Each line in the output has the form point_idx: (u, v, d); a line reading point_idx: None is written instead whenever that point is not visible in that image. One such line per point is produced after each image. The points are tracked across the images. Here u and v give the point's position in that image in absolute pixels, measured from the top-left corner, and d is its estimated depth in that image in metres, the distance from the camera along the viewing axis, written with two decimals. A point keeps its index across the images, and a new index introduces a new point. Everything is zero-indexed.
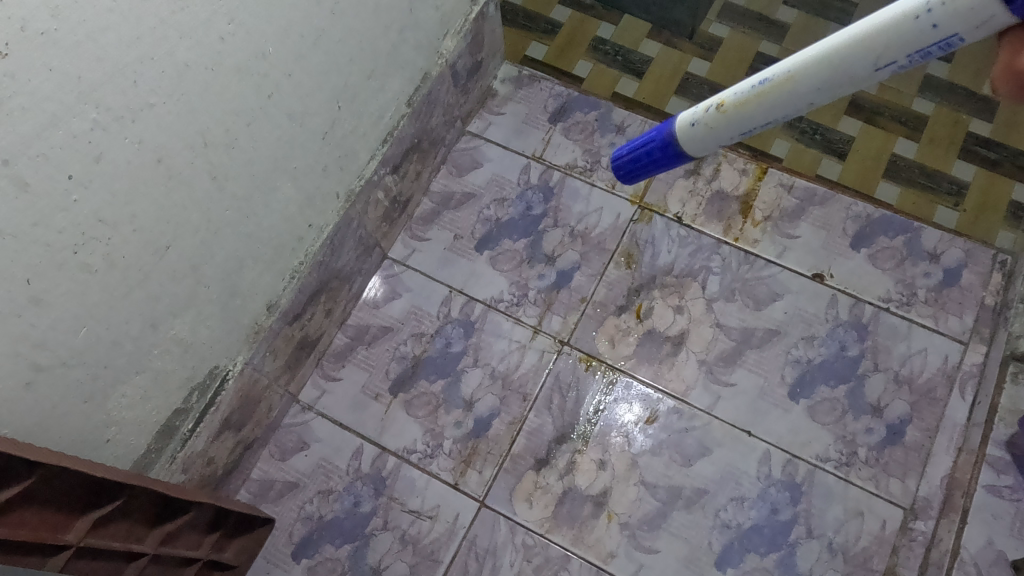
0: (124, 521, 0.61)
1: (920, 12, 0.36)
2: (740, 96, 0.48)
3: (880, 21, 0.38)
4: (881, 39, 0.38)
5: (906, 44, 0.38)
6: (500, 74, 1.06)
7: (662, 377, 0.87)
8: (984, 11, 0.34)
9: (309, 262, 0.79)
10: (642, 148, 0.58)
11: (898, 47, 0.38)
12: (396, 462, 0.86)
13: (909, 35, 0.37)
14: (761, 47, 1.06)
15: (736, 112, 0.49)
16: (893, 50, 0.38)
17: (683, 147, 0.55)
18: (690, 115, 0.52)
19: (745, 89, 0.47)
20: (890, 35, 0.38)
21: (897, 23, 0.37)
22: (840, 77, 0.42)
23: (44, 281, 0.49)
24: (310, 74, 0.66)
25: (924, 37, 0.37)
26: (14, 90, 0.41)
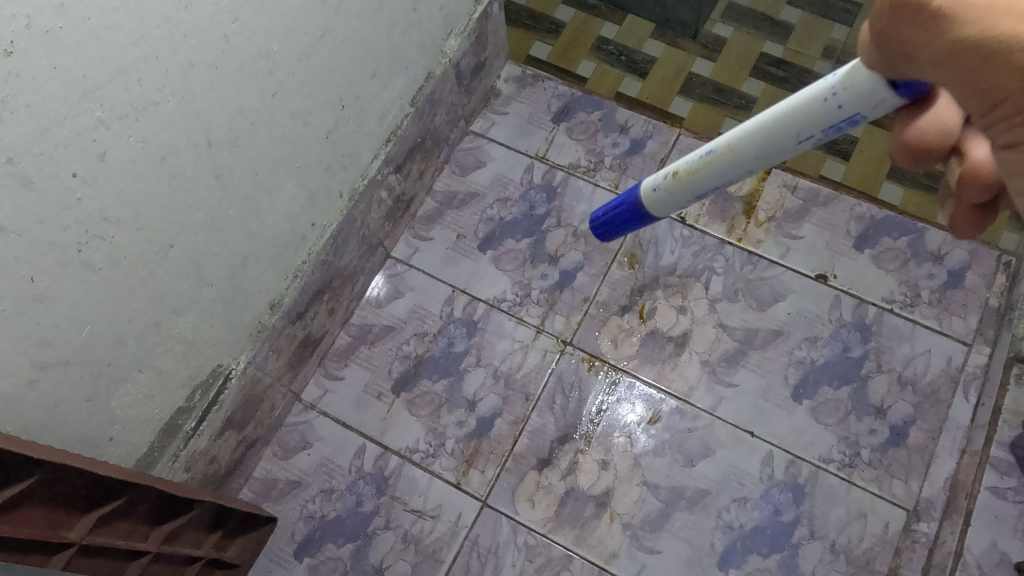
0: (127, 519, 0.61)
1: (828, 93, 0.37)
2: (691, 165, 0.50)
3: (797, 100, 0.40)
4: (798, 116, 0.40)
5: (817, 121, 0.39)
6: (503, 73, 1.06)
7: (665, 378, 0.87)
8: (878, 93, 0.35)
9: (313, 261, 0.79)
10: (616, 210, 0.60)
11: (812, 124, 0.39)
12: (398, 461, 0.86)
13: (820, 114, 0.38)
14: (765, 47, 1.06)
15: (688, 179, 0.50)
16: (809, 126, 0.39)
17: (651, 209, 0.57)
18: (654, 181, 0.54)
19: (696, 158, 0.49)
20: (807, 112, 0.39)
21: (809, 103, 0.39)
22: (770, 150, 0.43)
23: (49, 278, 0.49)
24: (314, 73, 0.66)
25: (832, 117, 0.38)
26: (18, 87, 0.41)
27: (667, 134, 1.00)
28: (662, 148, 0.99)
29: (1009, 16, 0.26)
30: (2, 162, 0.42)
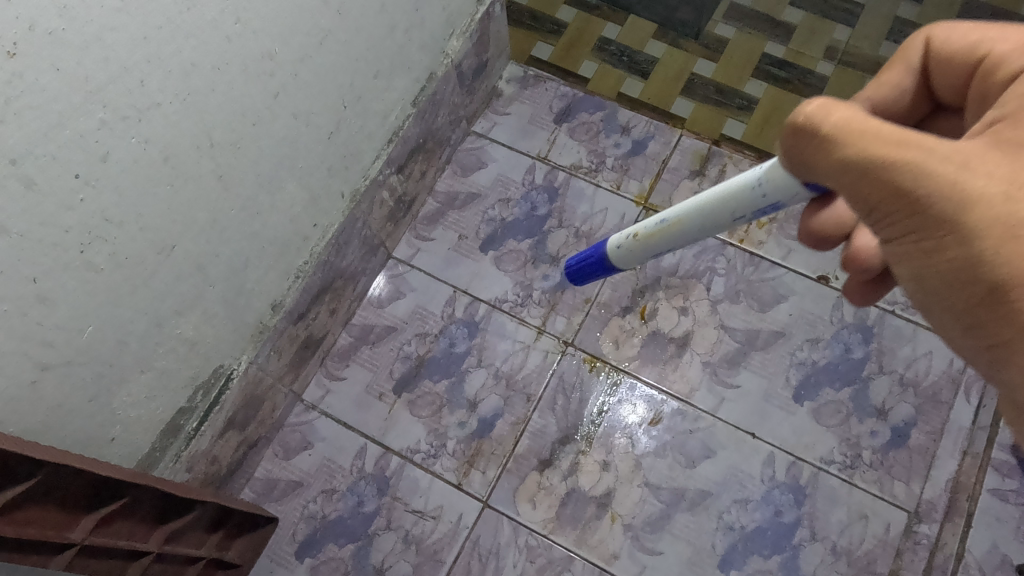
0: (128, 520, 0.61)
1: (755, 183, 0.46)
2: (651, 228, 0.58)
3: (730, 186, 0.49)
4: (733, 199, 0.48)
5: (748, 205, 0.48)
6: (505, 74, 1.06)
7: (666, 379, 0.87)
8: (793, 189, 0.44)
9: (314, 261, 0.79)
10: (587, 261, 0.69)
11: (744, 206, 0.48)
12: (399, 462, 0.86)
13: (749, 200, 0.47)
14: (767, 48, 1.06)
15: (649, 239, 0.58)
16: (741, 208, 0.49)
17: (619, 262, 0.65)
18: (621, 237, 0.62)
19: (656, 222, 0.57)
20: (738, 197, 0.48)
21: (741, 190, 0.48)
22: (713, 224, 0.52)
23: (52, 279, 0.49)
24: (316, 74, 0.66)
25: (759, 203, 0.47)
26: (21, 89, 0.41)
27: (669, 134, 1.00)
28: (665, 148, 0.99)
29: (867, 137, 0.36)
30: (5, 163, 0.42)
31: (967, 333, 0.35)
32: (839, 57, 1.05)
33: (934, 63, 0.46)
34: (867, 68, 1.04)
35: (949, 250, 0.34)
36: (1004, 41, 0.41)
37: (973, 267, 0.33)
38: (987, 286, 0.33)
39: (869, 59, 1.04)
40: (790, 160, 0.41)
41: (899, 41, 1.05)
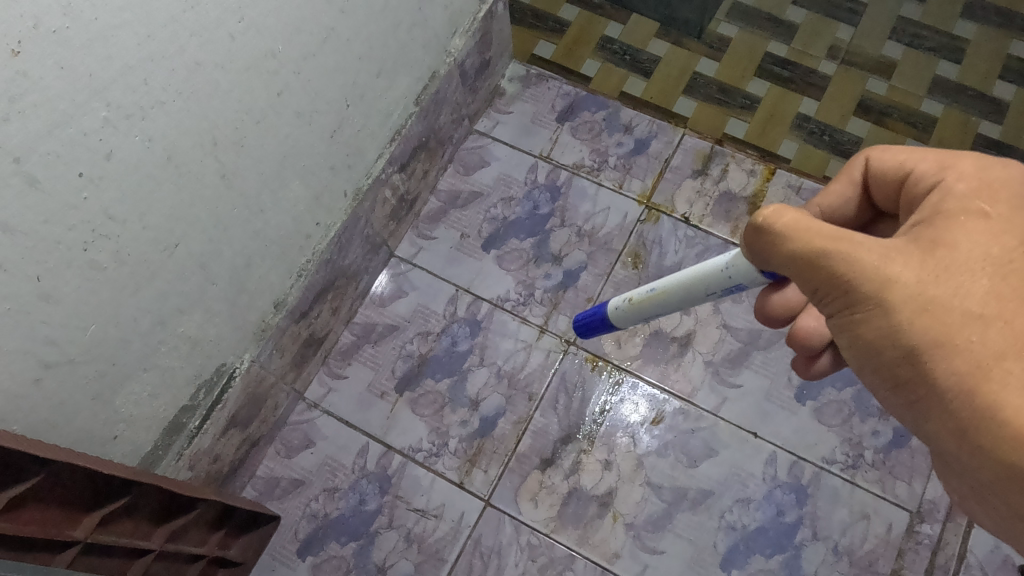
0: (131, 518, 0.61)
1: (724, 267, 0.53)
2: (638, 298, 0.64)
3: (703, 268, 0.55)
4: (705, 279, 0.54)
5: (717, 285, 0.54)
6: (508, 72, 1.06)
7: (668, 378, 0.87)
8: (754, 273, 0.50)
9: (316, 260, 0.79)
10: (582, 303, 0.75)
11: (714, 286, 0.54)
12: (401, 461, 0.86)
13: (718, 280, 0.53)
14: (770, 47, 1.06)
15: (637, 307, 0.64)
16: (712, 287, 0.54)
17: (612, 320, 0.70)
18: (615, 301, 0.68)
19: (642, 293, 0.63)
20: (709, 277, 0.54)
21: (712, 271, 0.54)
22: (690, 299, 0.58)
23: (55, 277, 0.49)
24: (319, 72, 0.66)
25: (727, 283, 0.53)
26: (25, 87, 0.41)
27: (671, 133, 1.00)
28: (667, 147, 0.99)
29: (812, 232, 0.42)
30: (9, 161, 0.42)
31: (893, 392, 0.42)
32: (842, 56, 1.05)
33: (872, 179, 0.50)
34: (870, 67, 1.04)
35: (876, 325, 0.40)
36: (924, 161, 0.45)
37: (895, 340, 0.40)
38: (907, 354, 0.39)
39: (871, 59, 1.04)
40: (747, 251, 0.47)
41: (902, 40, 1.05)
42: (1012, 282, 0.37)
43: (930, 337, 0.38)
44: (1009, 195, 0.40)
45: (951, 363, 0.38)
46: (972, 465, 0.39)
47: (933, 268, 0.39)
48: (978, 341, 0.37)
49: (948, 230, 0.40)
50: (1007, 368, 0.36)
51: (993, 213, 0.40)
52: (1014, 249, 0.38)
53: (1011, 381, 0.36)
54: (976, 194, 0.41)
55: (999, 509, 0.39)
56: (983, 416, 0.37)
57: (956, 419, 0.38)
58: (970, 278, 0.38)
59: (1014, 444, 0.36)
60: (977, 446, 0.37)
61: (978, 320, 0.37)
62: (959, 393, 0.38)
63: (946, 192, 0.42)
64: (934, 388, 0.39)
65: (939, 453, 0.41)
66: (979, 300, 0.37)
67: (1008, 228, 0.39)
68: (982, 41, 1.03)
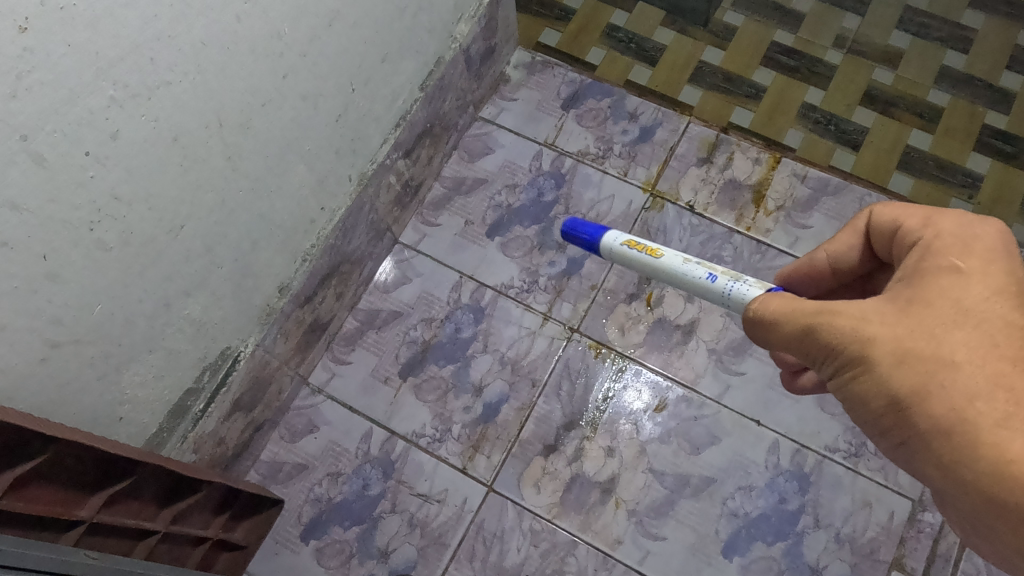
0: (136, 500, 0.61)
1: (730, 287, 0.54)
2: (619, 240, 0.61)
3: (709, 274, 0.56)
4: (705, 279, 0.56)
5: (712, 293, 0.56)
6: (513, 60, 1.06)
7: (671, 365, 0.87)
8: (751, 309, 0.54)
9: (321, 245, 0.79)
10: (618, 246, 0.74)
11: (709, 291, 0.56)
12: (405, 446, 0.86)
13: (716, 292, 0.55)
14: (776, 36, 1.06)
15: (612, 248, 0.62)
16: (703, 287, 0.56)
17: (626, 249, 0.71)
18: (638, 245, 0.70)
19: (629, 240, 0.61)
20: (710, 287, 0.56)
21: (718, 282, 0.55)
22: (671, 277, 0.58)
23: (62, 256, 0.49)
24: (325, 56, 0.65)
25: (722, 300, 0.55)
26: (32, 64, 0.42)
27: (677, 121, 1.00)
28: (673, 135, 0.99)
29: (799, 309, 0.45)
30: (15, 139, 0.43)
31: (889, 442, 0.42)
32: (849, 45, 1.04)
33: (870, 231, 0.50)
34: (877, 56, 1.03)
35: (861, 381, 0.41)
36: (910, 216, 0.45)
37: (879, 392, 0.40)
38: (891, 404, 0.40)
39: (878, 48, 1.04)
40: (754, 332, 0.50)
41: (909, 30, 1.04)
42: (984, 328, 0.37)
43: (908, 386, 0.39)
44: (985, 247, 0.40)
45: (928, 409, 0.38)
46: (966, 507, 0.38)
47: (907, 322, 0.40)
48: (950, 385, 0.37)
49: (924, 286, 0.41)
50: (978, 407, 0.36)
51: (968, 265, 0.40)
52: (986, 298, 0.38)
53: (985, 420, 0.36)
54: (954, 246, 0.41)
55: (1002, 550, 0.38)
56: (962, 456, 0.37)
57: (941, 462, 0.38)
58: (942, 327, 0.38)
59: (993, 480, 0.35)
60: (961, 487, 0.37)
61: (951, 365, 0.37)
62: (939, 436, 0.38)
63: (924, 248, 0.42)
64: (917, 435, 0.39)
65: (941, 500, 0.41)
66: (952, 347, 0.38)
67: (981, 279, 0.39)
68: (991, 31, 1.02)
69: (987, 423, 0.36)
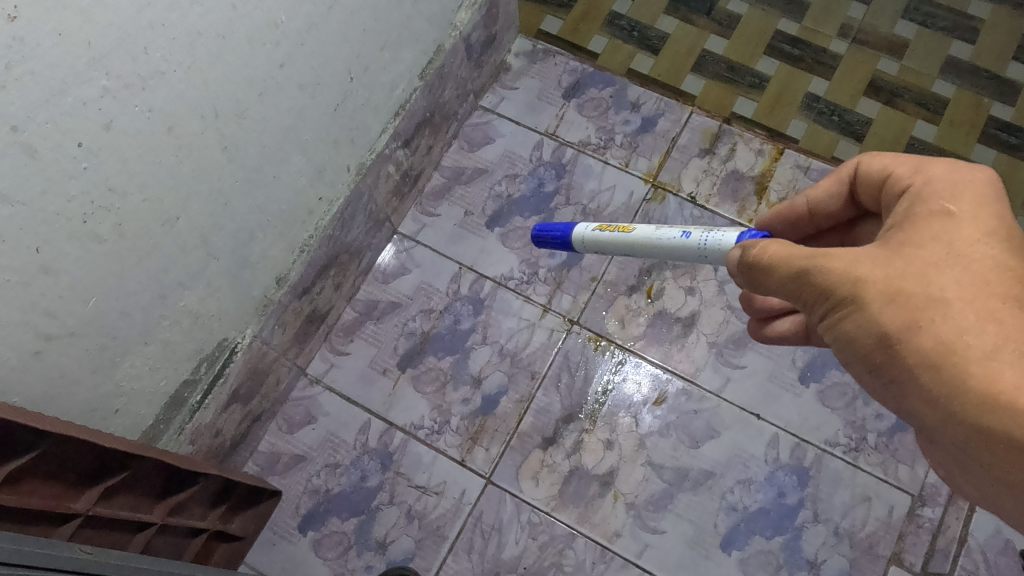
0: (132, 492, 0.61)
1: (701, 241, 0.54)
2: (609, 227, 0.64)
3: (683, 234, 0.56)
4: (679, 239, 0.56)
5: (688, 250, 0.56)
6: (514, 48, 1.05)
7: (671, 358, 0.86)
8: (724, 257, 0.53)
9: (319, 235, 0.78)
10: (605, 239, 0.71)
11: (686, 249, 0.56)
12: (403, 438, 0.86)
13: (691, 247, 0.55)
14: (780, 25, 1.04)
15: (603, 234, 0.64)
16: (681, 248, 0.56)
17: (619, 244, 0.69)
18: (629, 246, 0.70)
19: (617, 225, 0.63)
20: (686, 246, 0.56)
21: (690, 238, 0.55)
22: (654, 250, 0.59)
23: (53, 249, 0.48)
24: (323, 45, 0.65)
25: (699, 253, 0.55)
26: (23, 53, 0.41)
27: (679, 112, 0.99)
28: (675, 126, 0.98)
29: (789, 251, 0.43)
30: (7, 129, 0.42)
31: (876, 379, 0.41)
32: (854, 35, 1.03)
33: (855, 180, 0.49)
34: (882, 46, 1.02)
35: (851, 320, 0.40)
36: (900, 165, 0.44)
37: (869, 330, 0.39)
38: (880, 340, 0.39)
39: (883, 38, 1.02)
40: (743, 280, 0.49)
41: (915, 19, 1.03)
42: (974, 267, 0.36)
43: (898, 323, 0.38)
44: (976, 192, 0.39)
45: (917, 345, 0.37)
46: (954, 439, 0.37)
47: (899, 262, 0.38)
48: (940, 321, 0.36)
49: (915, 230, 0.39)
50: (968, 340, 0.35)
51: (959, 209, 0.39)
52: (977, 240, 0.37)
53: (974, 353, 0.35)
54: (945, 191, 0.40)
55: (988, 482, 0.38)
56: (951, 389, 0.36)
57: (930, 396, 0.37)
58: (933, 268, 0.37)
59: (982, 411, 0.34)
60: (951, 420, 0.36)
61: (941, 302, 0.36)
62: (927, 370, 0.37)
63: (915, 194, 0.41)
64: (906, 371, 0.38)
65: (930, 436, 0.40)
66: (943, 286, 0.36)
67: (972, 221, 0.38)
68: (998, 22, 1.01)
69: (975, 354, 0.35)
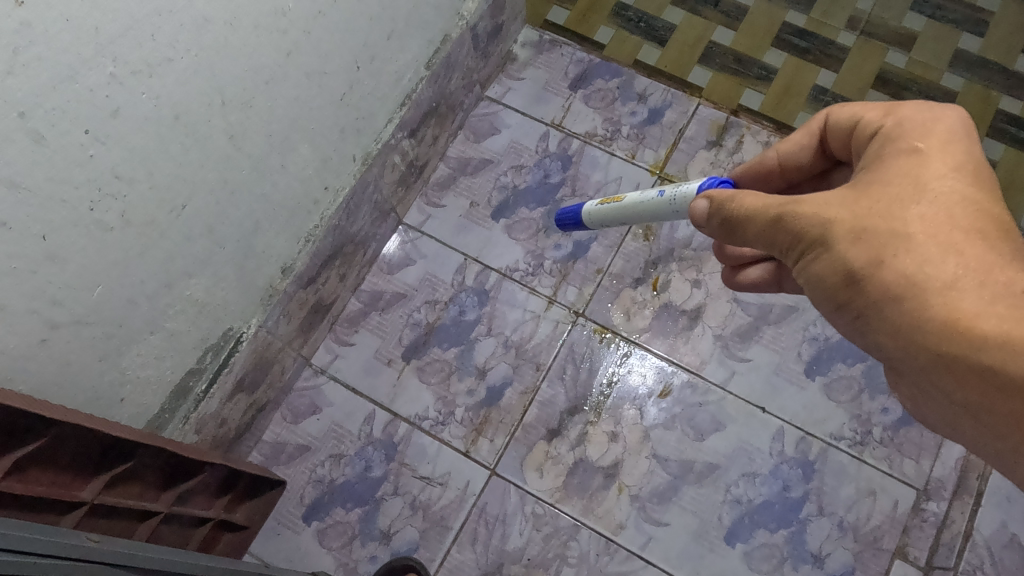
0: (137, 482, 0.61)
1: (672, 197, 0.58)
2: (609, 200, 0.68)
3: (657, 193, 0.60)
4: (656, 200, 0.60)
5: (663, 208, 0.59)
6: (520, 38, 1.04)
7: (677, 351, 0.86)
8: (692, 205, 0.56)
9: (325, 225, 0.78)
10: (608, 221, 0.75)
11: (661, 207, 0.59)
12: (407, 428, 0.86)
13: (665, 205, 0.59)
14: (788, 17, 1.04)
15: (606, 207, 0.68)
16: (659, 206, 0.60)
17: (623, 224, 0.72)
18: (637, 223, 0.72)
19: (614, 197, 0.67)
20: (661, 204, 0.59)
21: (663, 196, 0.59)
22: (642, 214, 0.63)
23: (60, 237, 0.48)
24: (329, 33, 0.64)
25: (672, 209, 0.58)
26: (30, 39, 0.40)
27: (686, 103, 0.98)
28: (681, 117, 0.97)
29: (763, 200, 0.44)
30: (14, 116, 0.41)
31: (845, 318, 0.41)
32: (862, 27, 1.02)
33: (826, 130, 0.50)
34: (891, 39, 1.01)
35: (820, 261, 0.40)
36: (871, 111, 0.44)
37: (835, 269, 0.39)
38: (846, 279, 0.39)
39: (892, 30, 1.01)
40: (713, 231, 0.49)
41: (924, 12, 1.02)
42: (939, 202, 0.36)
43: (863, 260, 0.38)
44: (946, 130, 0.39)
45: (880, 279, 0.37)
46: (915, 371, 0.37)
47: (866, 201, 0.38)
48: (903, 254, 0.36)
49: (884, 169, 0.39)
50: (929, 271, 0.35)
51: (927, 147, 0.39)
52: (944, 176, 0.37)
53: (934, 283, 0.34)
54: (914, 131, 0.40)
55: (949, 416, 0.37)
56: (911, 320, 0.36)
57: (891, 329, 0.37)
58: (899, 204, 0.37)
59: (940, 339, 0.34)
60: (911, 350, 0.36)
61: (905, 237, 0.36)
62: (890, 304, 0.37)
63: (885, 137, 0.41)
64: (871, 306, 0.38)
65: (895, 373, 0.40)
66: (907, 220, 0.36)
67: (940, 157, 0.38)
68: (1008, 14, 1.00)
69: (936, 285, 0.34)
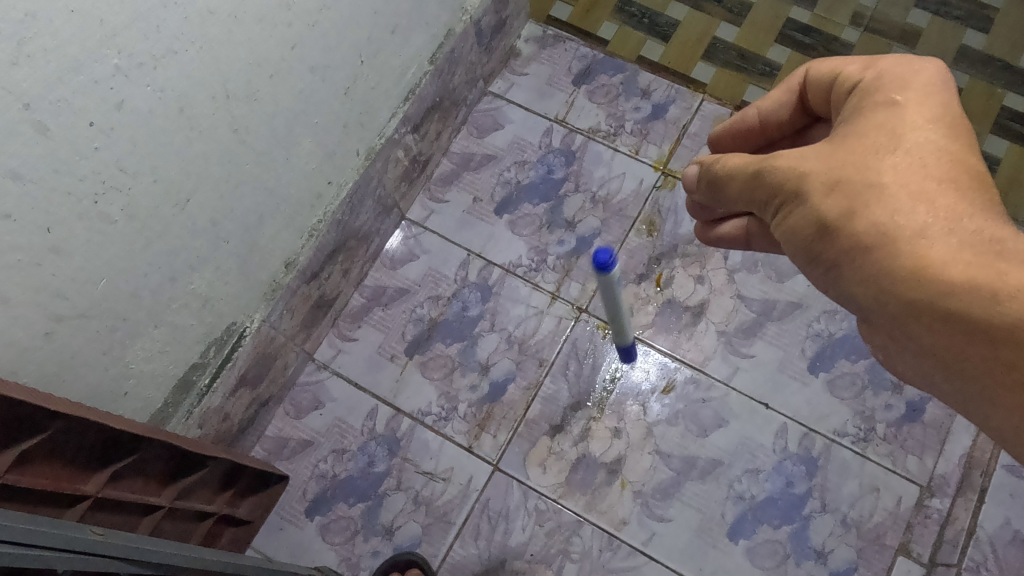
0: (140, 476, 0.61)
1: None
2: None
3: None
4: None
5: None
6: (524, 33, 1.04)
7: (680, 347, 0.86)
8: None
9: (328, 220, 0.78)
10: None
11: None
12: (410, 424, 0.86)
13: None
14: (792, 13, 1.03)
15: None
16: None
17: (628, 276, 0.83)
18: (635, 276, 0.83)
19: None
20: None
21: None
22: None
23: (65, 229, 0.48)
24: (333, 27, 0.64)
25: None
26: (36, 30, 0.40)
27: (690, 99, 0.98)
28: (685, 113, 0.97)
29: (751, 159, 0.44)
30: (18, 108, 0.41)
31: (820, 271, 0.41)
32: (866, 23, 1.02)
33: (805, 85, 0.48)
34: (895, 34, 1.01)
35: (798, 215, 0.40)
36: (851, 65, 0.43)
37: (810, 221, 0.39)
38: (821, 230, 0.39)
39: (896, 26, 1.01)
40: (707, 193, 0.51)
41: (928, 8, 1.02)
42: (914, 152, 0.36)
43: (837, 211, 0.38)
44: (925, 81, 0.38)
45: (851, 229, 0.37)
46: (886, 322, 0.37)
47: (842, 154, 0.38)
48: (874, 204, 0.36)
49: (862, 122, 0.39)
50: (899, 220, 0.35)
51: (905, 98, 0.38)
52: (920, 126, 0.37)
53: (905, 232, 0.34)
54: (892, 83, 0.39)
55: (920, 367, 0.37)
56: (881, 269, 0.35)
57: (862, 278, 0.37)
58: (874, 156, 0.37)
59: (907, 286, 0.34)
60: (882, 300, 0.36)
61: (878, 187, 0.36)
62: (860, 254, 0.36)
63: (863, 91, 0.41)
64: (843, 258, 0.38)
65: (871, 326, 0.40)
66: (881, 171, 0.36)
67: (917, 108, 0.37)
68: (1013, 11, 1.00)
69: (906, 233, 0.34)
